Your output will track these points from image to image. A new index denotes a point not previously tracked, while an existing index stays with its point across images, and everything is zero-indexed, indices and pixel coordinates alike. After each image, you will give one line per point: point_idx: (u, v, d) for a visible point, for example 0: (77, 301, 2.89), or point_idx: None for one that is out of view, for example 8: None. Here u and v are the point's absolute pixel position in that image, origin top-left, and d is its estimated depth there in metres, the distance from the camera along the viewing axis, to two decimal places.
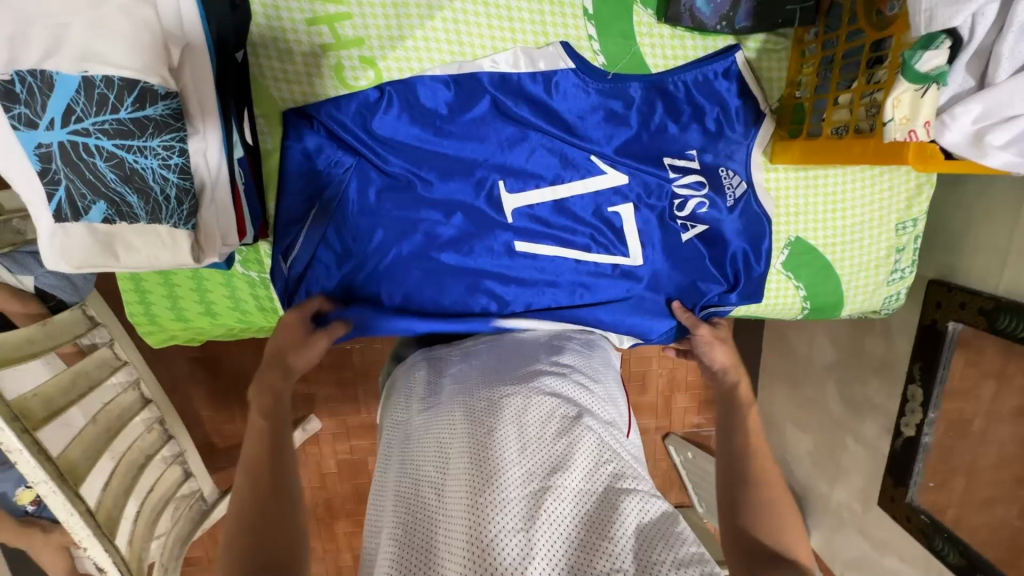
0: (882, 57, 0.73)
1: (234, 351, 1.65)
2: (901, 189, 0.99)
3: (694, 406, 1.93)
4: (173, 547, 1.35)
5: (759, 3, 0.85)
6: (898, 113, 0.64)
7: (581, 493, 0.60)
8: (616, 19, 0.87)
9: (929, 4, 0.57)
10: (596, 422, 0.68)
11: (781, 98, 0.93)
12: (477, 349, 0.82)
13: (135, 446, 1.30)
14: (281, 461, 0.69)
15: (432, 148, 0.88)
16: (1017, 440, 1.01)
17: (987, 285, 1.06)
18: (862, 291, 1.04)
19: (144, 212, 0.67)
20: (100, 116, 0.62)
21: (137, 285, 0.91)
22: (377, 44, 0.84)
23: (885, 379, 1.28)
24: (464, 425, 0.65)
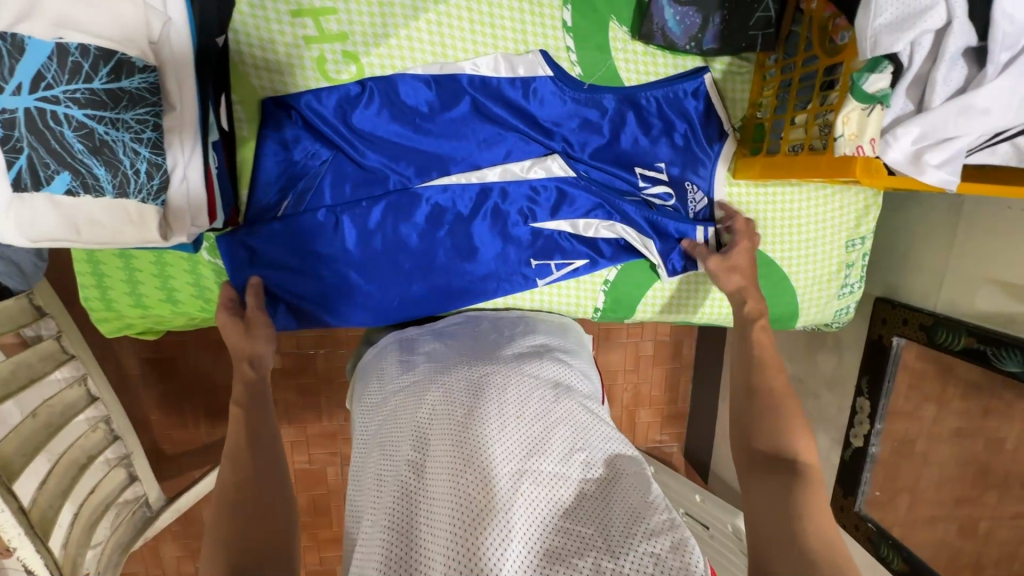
0: (834, 81, 0.80)
1: (190, 351, 1.58)
2: (850, 208, 1.06)
3: (656, 421, 1.97)
4: (111, 555, 1.26)
5: (725, 28, 0.88)
6: (847, 129, 0.70)
7: (556, 473, 0.69)
8: (594, 33, 0.91)
9: (873, 31, 0.63)
10: (566, 411, 0.78)
11: (743, 118, 0.99)
12: (452, 338, 0.92)
13: (76, 445, 1.22)
14: (258, 438, 0.74)
15: (410, 144, 0.90)
16: (958, 458, 1.09)
17: (927, 303, 1.14)
18: (816, 303, 1.10)
19: (111, 185, 0.66)
20: (72, 84, 0.61)
21: (94, 268, 0.88)
22: (361, 40, 0.85)
23: (837, 392, 1.34)
24: (449, 410, 0.74)
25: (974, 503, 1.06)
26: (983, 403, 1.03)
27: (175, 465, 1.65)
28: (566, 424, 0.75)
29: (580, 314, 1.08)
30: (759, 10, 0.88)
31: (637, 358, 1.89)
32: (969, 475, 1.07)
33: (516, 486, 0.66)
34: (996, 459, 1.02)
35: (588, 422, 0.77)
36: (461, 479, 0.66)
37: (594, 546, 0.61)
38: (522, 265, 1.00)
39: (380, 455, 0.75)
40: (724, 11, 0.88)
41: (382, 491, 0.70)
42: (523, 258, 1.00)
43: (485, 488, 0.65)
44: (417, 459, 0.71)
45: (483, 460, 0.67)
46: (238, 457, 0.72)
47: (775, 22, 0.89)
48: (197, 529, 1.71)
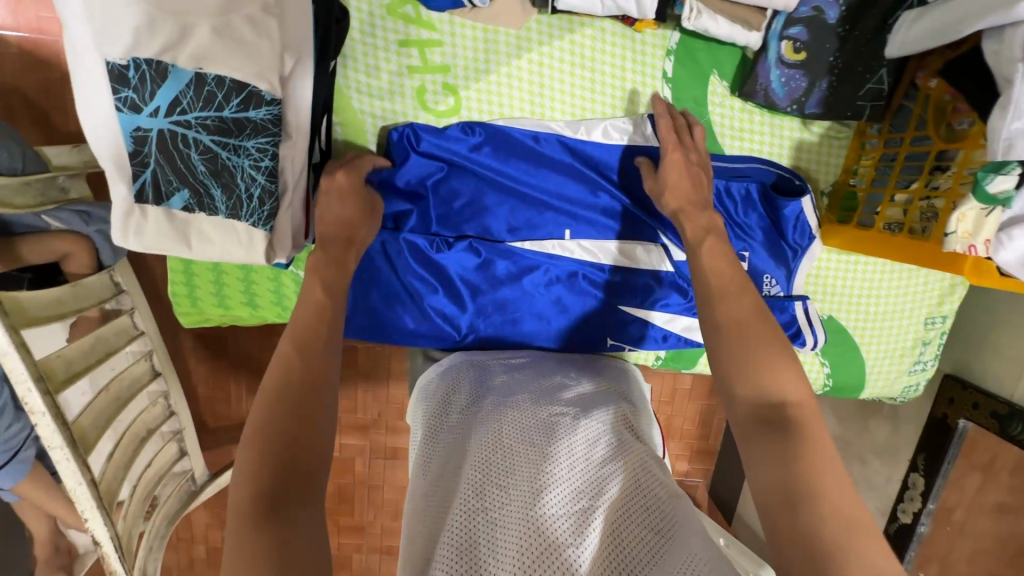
0: (945, 166, 0.77)
1: (242, 334, 1.63)
2: (934, 286, 1.03)
3: (684, 455, 1.94)
4: (159, 526, 1.33)
5: (831, 94, 0.86)
6: (961, 226, 0.68)
7: (622, 519, 0.64)
8: (692, 85, 0.90)
9: (1009, 134, 0.60)
10: (635, 455, 0.73)
11: (835, 183, 0.96)
12: (516, 372, 0.90)
13: (139, 419, 1.28)
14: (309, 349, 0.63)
15: (500, 171, 0.91)
16: (997, 534, 1.08)
17: (1002, 390, 1.09)
18: (885, 376, 1.06)
19: (224, 206, 0.69)
20: (204, 111, 0.65)
21: (186, 267, 0.92)
22: (463, 73, 0.87)
23: (887, 462, 1.29)
24: (514, 444, 0.72)
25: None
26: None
27: (214, 439, 1.72)
28: (635, 469, 0.71)
29: (640, 361, 1.08)
30: (871, 81, 0.85)
31: (673, 391, 1.87)
32: (1009, 552, 1.06)
33: (577, 527, 0.62)
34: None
35: (659, 469, 0.72)
36: (522, 513, 0.63)
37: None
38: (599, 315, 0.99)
39: (443, 479, 0.72)
40: (833, 77, 0.85)
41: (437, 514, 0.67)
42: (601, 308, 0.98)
43: (548, 523, 0.62)
44: (478, 484, 0.68)
45: (546, 498, 0.65)
46: (304, 353, 0.63)
47: (887, 94, 0.86)
48: None
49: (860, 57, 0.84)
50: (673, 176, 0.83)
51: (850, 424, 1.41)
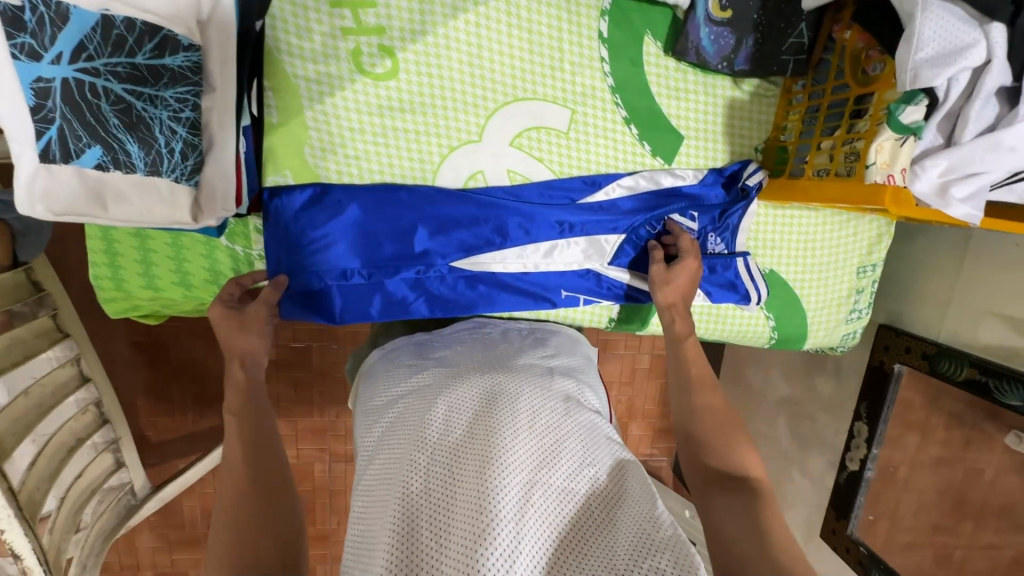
0: (863, 111, 0.81)
1: (182, 337, 1.52)
2: (864, 236, 1.10)
3: (648, 436, 1.94)
4: (95, 541, 1.23)
5: (758, 50, 0.89)
6: (881, 157, 0.72)
7: (563, 490, 0.65)
8: (629, 46, 0.92)
9: (915, 64, 0.64)
10: (577, 421, 0.74)
11: (766, 139, 1.01)
12: (458, 346, 0.89)
13: (65, 428, 1.17)
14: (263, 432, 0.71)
15: (446, 134, 0.89)
16: (938, 487, 1.15)
17: (930, 332, 1.16)
18: (825, 326, 1.12)
19: (144, 162, 0.67)
20: (114, 57, 0.62)
21: (108, 246, 0.86)
22: (399, 35, 0.84)
23: (833, 415, 1.35)
24: (456, 417, 0.71)
25: (950, 532, 1.13)
26: (966, 434, 1.11)
27: (158, 455, 1.59)
28: (576, 436, 0.71)
29: (596, 323, 1.10)
30: (793, 36, 0.89)
31: (632, 371, 1.86)
32: (947, 504, 1.14)
33: (525, 499, 0.62)
34: (973, 489, 1.09)
35: (597, 436, 0.73)
36: (470, 491, 0.62)
37: (599, 570, 0.57)
38: (566, 269, 1.00)
39: (385, 458, 0.71)
40: (758, 34, 0.89)
41: (385, 492, 0.67)
42: (573, 253, 0.99)
43: (498, 497, 0.61)
44: (421, 459, 0.66)
45: (495, 471, 0.63)
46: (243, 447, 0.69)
47: (807, 48, 0.90)
48: (176, 521, 1.66)
49: (781, 13, 0.88)
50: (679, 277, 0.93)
51: (800, 384, 1.47)
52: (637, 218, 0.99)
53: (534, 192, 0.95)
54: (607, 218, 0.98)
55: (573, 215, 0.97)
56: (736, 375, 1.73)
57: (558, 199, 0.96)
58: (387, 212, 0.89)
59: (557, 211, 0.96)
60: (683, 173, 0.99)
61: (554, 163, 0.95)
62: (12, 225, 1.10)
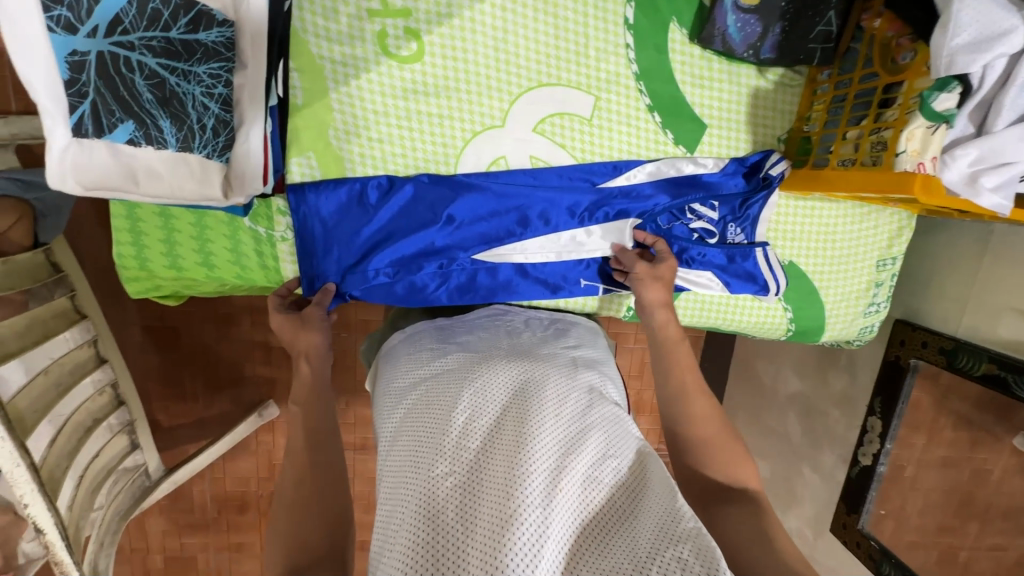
0: (892, 99, 0.81)
1: (196, 322, 1.53)
2: (885, 229, 1.09)
3: (655, 430, 1.94)
4: (110, 522, 1.25)
5: (785, 39, 0.89)
6: (911, 145, 0.73)
7: (588, 479, 0.64)
8: (654, 33, 0.92)
9: (949, 51, 0.64)
10: (602, 412, 0.73)
11: (789, 130, 1.00)
12: (479, 333, 0.88)
13: (84, 408, 1.18)
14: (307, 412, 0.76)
15: (469, 119, 0.89)
16: (944, 486, 1.16)
17: (947, 328, 1.16)
18: (843, 320, 1.12)
19: (175, 138, 0.68)
20: (149, 31, 0.63)
21: (133, 224, 0.86)
22: (425, 17, 0.84)
23: (846, 411, 1.35)
24: (482, 404, 0.70)
25: (956, 532, 1.13)
26: (972, 435, 1.11)
27: (170, 439, 1.60)
28: (601, 427, 0.71)
29: (613, 313, 1.11)
30: (821, 24, 0.89)
31: (641, 365, 1.86)
32: (953, 505, 1.15)
33: (551, 487, 0.62)
34: (982, 489, 1.10)
35: (621, 428, 0.73)
36: (497, 479, 0.62)
37: (622, 559, 0.57)
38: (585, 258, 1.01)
39: (408, 442, 0.70)
40: (785, 22, 0.89)
41: (408, 476, 0.66)
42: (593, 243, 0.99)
43: (525, 486, 0.60)
44: (447, 445, 0.66)
45: (523, 459, 0.63)
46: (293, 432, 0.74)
47: (835, 37, 0.90)
48: (186, 506, 1.67)
49: (809, 2, 0.88)
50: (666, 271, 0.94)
51: (811, 380, 1.47)
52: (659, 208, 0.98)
53: (557, 180, 0.95)
54: (630, 208, 0.97)
55: (594, 202, 0.96)
56: (746, 370, 1.73)
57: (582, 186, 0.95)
58: (406, 202, 0.90)
59: (579, 199, 0.95)
60: (704, 161, 0.98)
61: (576, 149, 0.95)
62: (33, 206, 1.11)
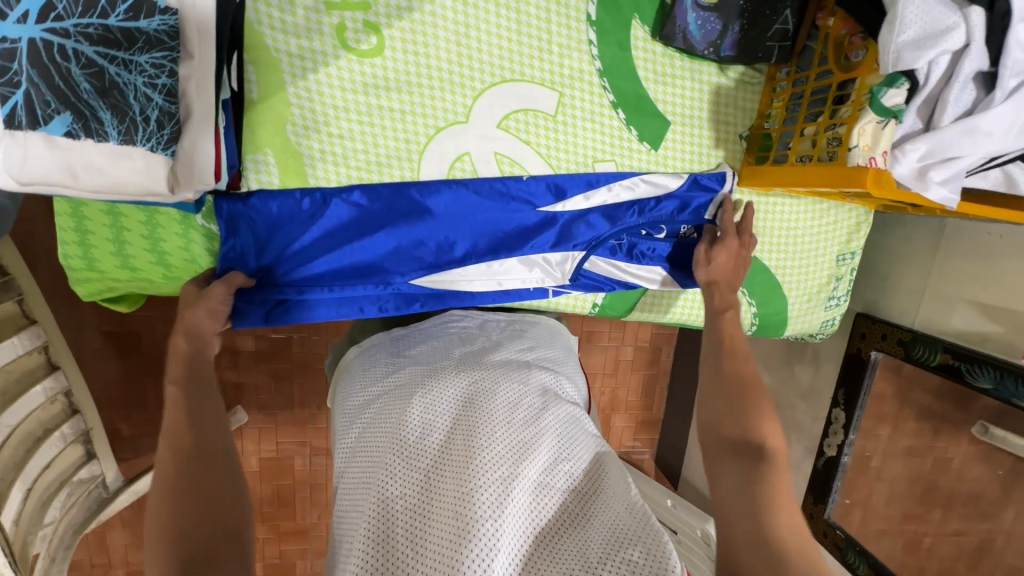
0: (846, 96, 0.83)
1: (157, 326, 1.48)
2: (844, 224, 1.12)
3: (631, 427, 1.95)
4: (63, 535, 1.18)
5: (744, 37, 0.90)
6: (863, 140, 0.74)
7: (541, 486, 0.64)
8: (616, 29, 0.92)
9: (897, 47, 0.66)
10: (555, 415, 0.72)
11: (751, 127, 1.02)
12: (434, 341, 0.87)
13: (33, 417, 1.12)
14: (197, 380, 0.73)
15: (431, 116, 0.88)
16: (909, 474, 1.18)
17: (905, 319, 1.19)
18: (805, 313, 1.15)
19: (117, 131, 0.65)
20: (84, 18, 0.61)
21: (78, 224, 0.82)
22: (384, 11, 0.82)
23: (812, 403, 1.38)
24: (433, 418, 0.68)
25: (921, 520, 1.15)
26: (934, 424, 1.14)
27: (131, 448, 1.54)
28: (554, 430, 0.70)
29: (579, 309, 1.11)
30: (778, 22, 0.90)
31: (616, 363, 1.87)
32: (917, 492, 1.17)
33: (503, 498, 0.60)
34: (943, 478, 1.12)
35: (575, 430, 0.72)
36: (448, 496, 0.61)
37: (575, 563, 0.57)
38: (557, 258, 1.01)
39: (361, 461, 0.69)
40: (743, 20, 0.90)
41: (361, 496, 0.65)
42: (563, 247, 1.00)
43: (476, 501, 0.60)
44: (398, 465, 0.65)
45: (472, 473, 0.62)
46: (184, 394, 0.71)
47: (791, 36, 0.92)
48: None
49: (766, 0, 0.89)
50: (720, 258, 0.97)
51: (780, 374, 1.50)
52: (622, 210, 1.00)
53: (522, 177, 0.94)
54: (593, 209, 0.99)
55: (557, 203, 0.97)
56: None
57: (544, 189, 0.96)
58: (362, 207, 0.89)
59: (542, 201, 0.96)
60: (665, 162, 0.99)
61: (541, 146, 0.94)
62: None
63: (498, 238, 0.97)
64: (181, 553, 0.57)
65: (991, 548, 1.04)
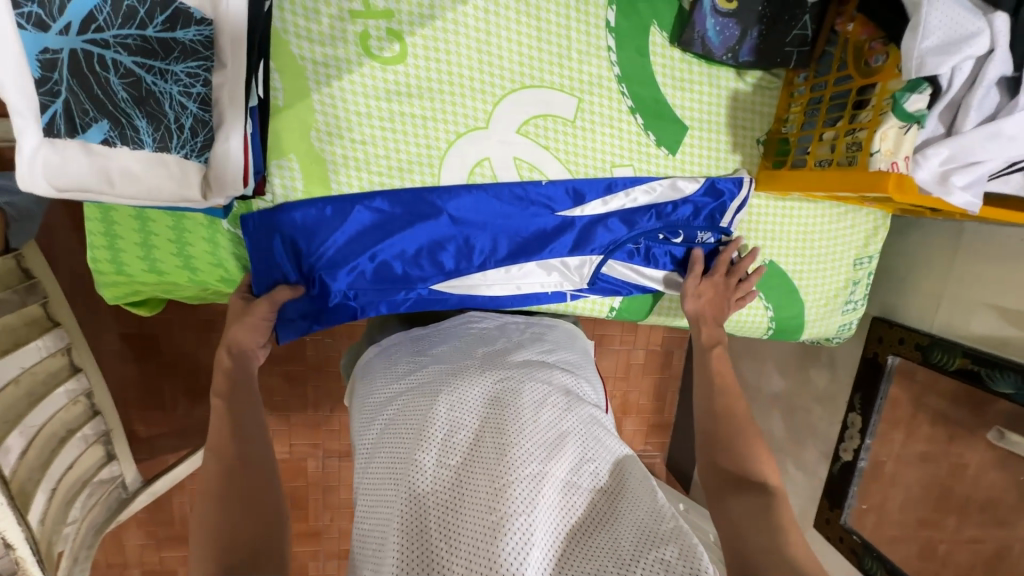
0: (866, 101, 0.83)
1: (175, 328, 1.50)
2: (862, 228, 1.12)
3: (643, 431, 1.94)
4: (85, 535, 1.20)
5: (762, 42, 0.91)
6: (885, 145, 0.74)
7: (569, 485, 0.64)
8: (635, 36, 0.93)
9: (921, 53, 0.66)
10: (579, 414, 0.72)
11: (768, 132, 1.02)
12: (453, 342, 0.88)
13: (57, 418, 1.14)
14: (237, 398, 0.80)
15: (452, 122, 0.89)
16: (923, 480, 1.17)
17: (923, 324, 1.19)
18: (822, 317, 1.14)
19: (152, 138, 0.67)
20: (124, 29, 0.62)
21: (108, 228, 0.85)
22: (407, 19, 0.84)
23: (827, 408, 1.37)
24: (460, 416, 0.69)
25: (936, 526, 1.14)
26: (950, 429, 1.14)
27: (149, 449, 1.56)
28: (579, 430, 0.70)
29: (596, 312, 1.10)
30: (797, 28, 0.91)
31: (628, 366, 1.87)
32: (932, 498, 1.16)
33: (533, 496, 0.61)
34: (958, 484, 1.11)
35: (599, 429, 0.72)
36: (479, 493, 0.61)
37: (606, 562, 0.58)
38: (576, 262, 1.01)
39: (387, 458, 0.69)
40: (762, 26, 0.91)
41: (389, 493, 0.66)
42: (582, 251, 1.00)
43: (507, 499, 0.60)
44: (427, 462, 0.65)
45: (505, 472, 0.62)
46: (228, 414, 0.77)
47: (810, 41, 0.92)
48: (166, 517, 1.63)
49: (785, 6, 0.90)
50: (707, 291, 1.01)
51: (794, 378, 1.49)
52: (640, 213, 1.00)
53: (542, 181, 0.95)
54: (611, 212, 0.99)
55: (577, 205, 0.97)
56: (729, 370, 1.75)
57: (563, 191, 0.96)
58: (384, 211, 0.90)
59: (562, 203, 0.96)
60: (683, 166, 1.00)
61: (560, 151, 0.95)
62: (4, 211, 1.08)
63: (517, 241, 0.97)
64: (223, 559, 0.62)
65: (1008, 555, 1.01)
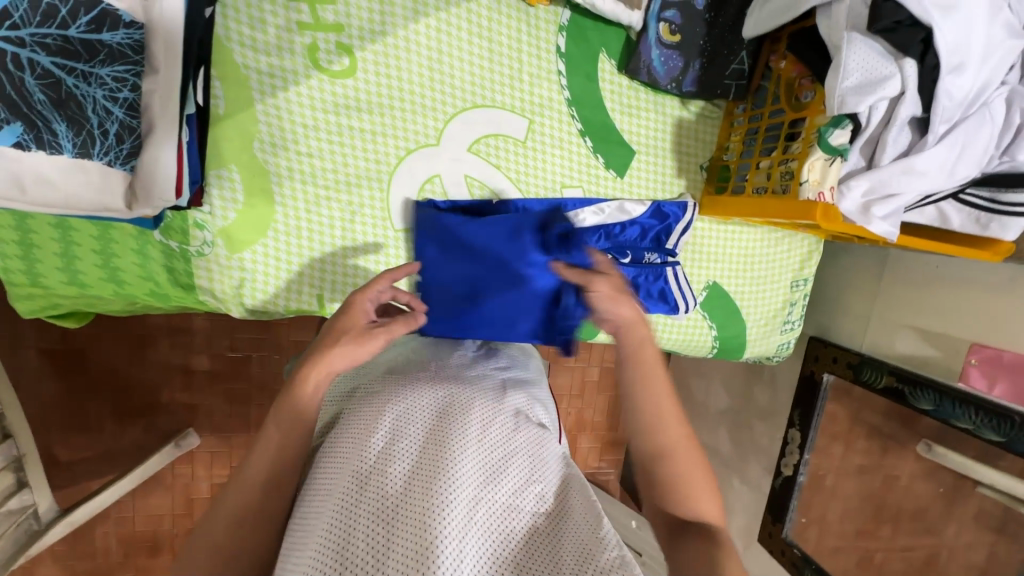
0: (797, 134, 0.88)
1: (105, 344, 1.40)
2: (797, 252, 1.18)
3: (597, 448, 1.95)
4: None
5: (704, 74, 0.95)
6: (812, 175, 0.79)
7: (509, 507, 0.62)
8: (585, 62, 0.96)
9: (841, 92, 0.72)
10: (527, 436, 0.72)
11: (710, 159, 1.07)
12: (406, 353, 0.86)
13: None
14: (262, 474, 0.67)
15: (404, 138, 0.89)
16: (861, 493, 1.22)
17: (854, 343, 1.26)
18: (761, 336, 1.19)
19: (71, 143, 0.63)
20: (42, 27, 0.60)
21: (23, 236, 0.78)
22: (358, 33, 0.83)
23: (770, 425, 1.42)
24: (404, 429, 0.67)
25: (872, 536, 1.19)
26: (883, 443, 1.19)
27: (69, 475, 1.43)
28: (525, 453, 0.69)
29: None
30: (735, 62, 0.96)
31: (582, 384, 1.88)
32: (868, 509, 1.21)
33: (469, 515, 0.59)
34: (891, 495, 1.17)
35: (546, 453, 0.71)
36: (413, 508, 0.59)
37: None
38: None
39: (324, 471, 0.66)
40: (703, 59, 0.95)
41: (321, 506, 0.62)
42: None
43: (442, 515, 0.57)
44: (364, 475, 0.62)
45: (441, 484, 0.60)
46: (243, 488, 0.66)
47: (747, 75, 0.98)
48: (87, 549, 1.49)
49: (724, 41, 0.95)
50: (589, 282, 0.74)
51: (738, 395, 1.54)
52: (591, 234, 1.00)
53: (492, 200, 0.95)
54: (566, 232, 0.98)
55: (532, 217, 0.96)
56: (680, 387, 1.79)
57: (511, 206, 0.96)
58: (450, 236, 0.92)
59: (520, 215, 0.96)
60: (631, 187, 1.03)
61: (511, 170, 0.96)
62: None
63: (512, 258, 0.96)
64: None
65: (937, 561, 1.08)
